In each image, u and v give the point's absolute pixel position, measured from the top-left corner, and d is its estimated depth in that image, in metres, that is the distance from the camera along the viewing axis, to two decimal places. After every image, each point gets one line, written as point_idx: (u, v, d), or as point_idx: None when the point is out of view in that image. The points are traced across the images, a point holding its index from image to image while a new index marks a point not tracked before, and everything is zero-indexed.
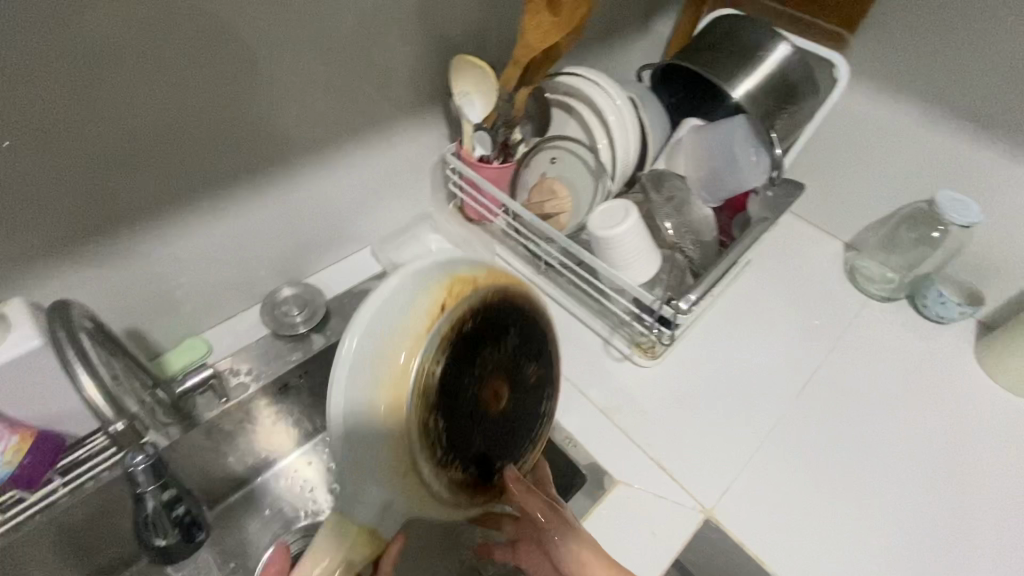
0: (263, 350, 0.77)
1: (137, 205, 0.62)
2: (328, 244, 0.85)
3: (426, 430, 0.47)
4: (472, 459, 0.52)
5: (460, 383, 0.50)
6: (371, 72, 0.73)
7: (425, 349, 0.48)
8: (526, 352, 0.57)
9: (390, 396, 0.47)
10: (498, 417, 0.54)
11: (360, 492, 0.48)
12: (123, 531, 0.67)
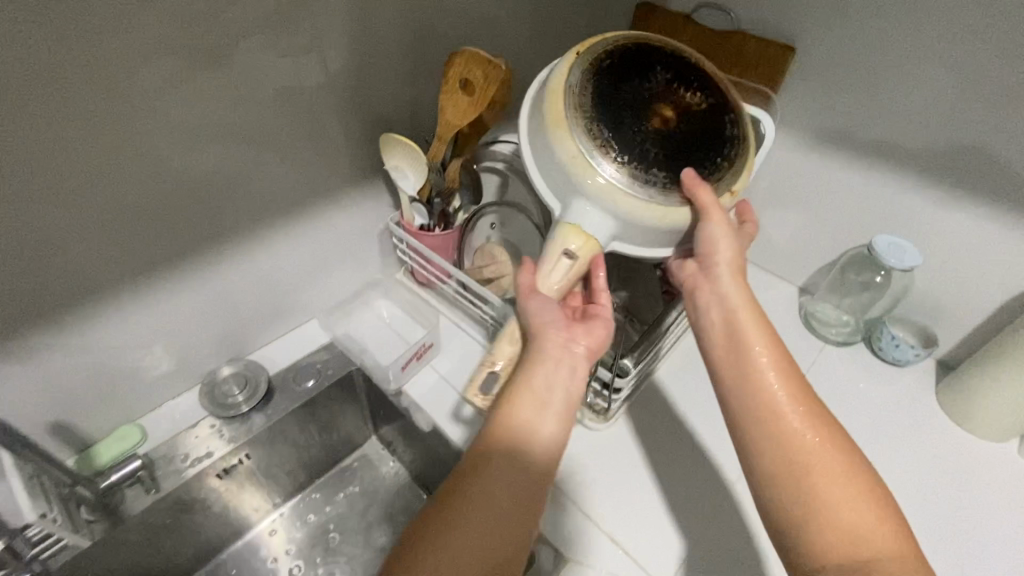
0: (201, 434, 0.75)
1: (56, 301, 0.61)
2: (273, 319, 0.85)
3: (605, 152, 0.59)
4: (673, 161, 0.61)
5: (616, 105, 0.61)
6: (305, 151, 0.74)
7: (577, 101, 0.61)
8: (681, 81, 0.63)
9: (555, 123, 0.60)
10: (678, 126, 0.61)
11: (571, 208, 0.61)
12: None
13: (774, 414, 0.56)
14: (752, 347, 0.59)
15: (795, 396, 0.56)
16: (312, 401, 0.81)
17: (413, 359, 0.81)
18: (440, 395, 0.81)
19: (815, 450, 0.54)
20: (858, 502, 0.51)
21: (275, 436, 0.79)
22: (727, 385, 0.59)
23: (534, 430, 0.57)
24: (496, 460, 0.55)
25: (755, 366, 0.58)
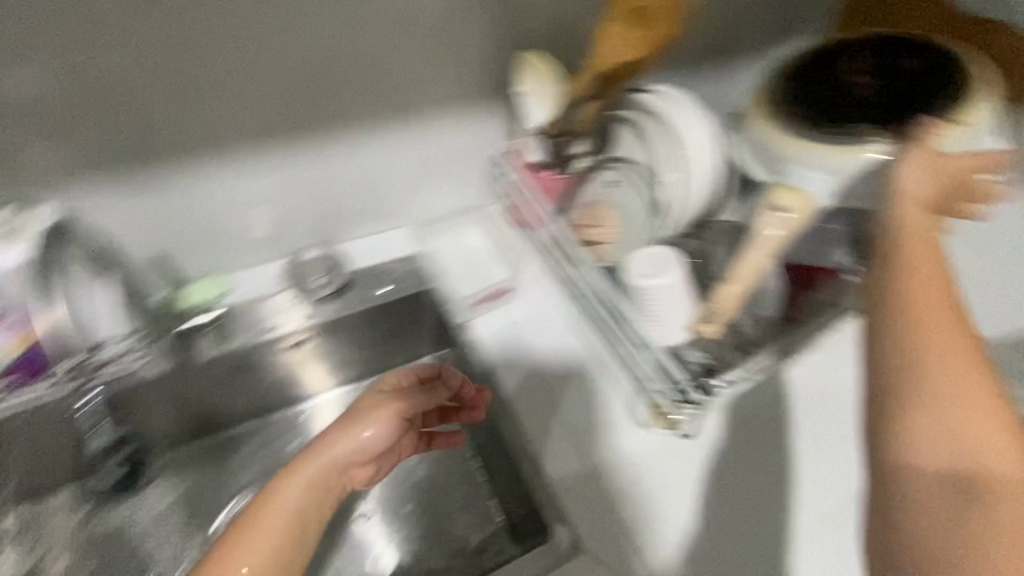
0: (274, 306, 0.77)
1: (180, 139, 0.64)
2: (366, 217, 0.83)
3: (809, 123, 0.62)
4: (898, 117, 0.60)
5: (810, 90, 0.65)
6: (445, 53, 0.69)
7: (770, 90, 0.66)
8: (884, 52, 0.66)
9: (750, 118, 0.67)
10: (892, 89, 0.63)
11: (788, 174, 0.63)
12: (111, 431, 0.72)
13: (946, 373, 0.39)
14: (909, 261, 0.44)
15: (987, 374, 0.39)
16: (380, 308, 0.80)
17: (489, 298, 0.80)
18: (504, 342, 0.78)
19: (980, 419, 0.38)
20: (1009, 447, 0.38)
21: (339, 332, 0.80)
22: (878, 345, 0.43)
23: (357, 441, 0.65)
24: (299, 492, 0.61)
25: (917, 338, 0.40)
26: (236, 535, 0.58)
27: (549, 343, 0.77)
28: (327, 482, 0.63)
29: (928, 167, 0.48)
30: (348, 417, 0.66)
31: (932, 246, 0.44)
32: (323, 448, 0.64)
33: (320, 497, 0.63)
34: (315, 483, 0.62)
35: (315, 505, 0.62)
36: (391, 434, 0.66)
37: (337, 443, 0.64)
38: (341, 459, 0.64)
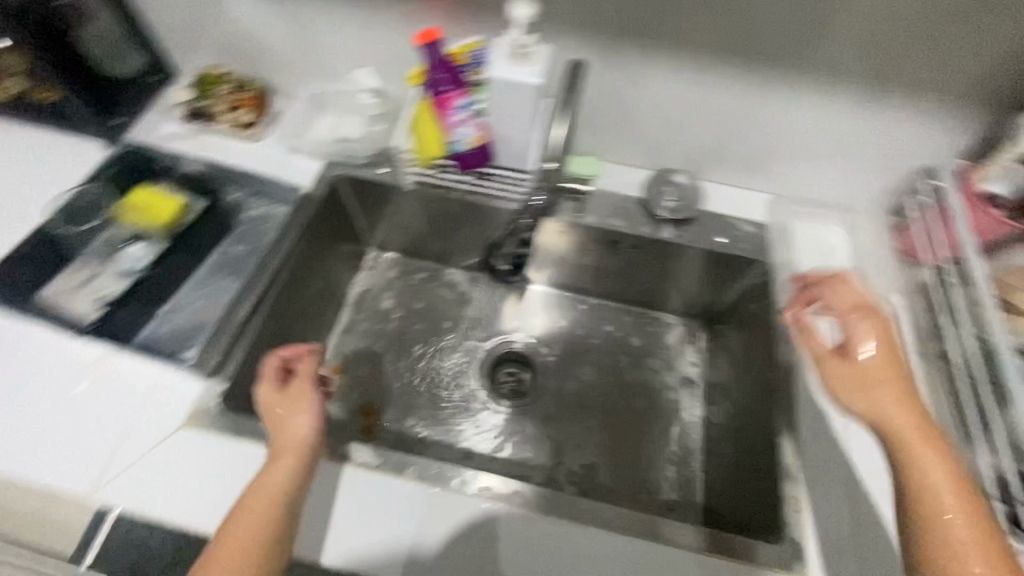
0: (625, 205, 0.83)
1: (672, 25, 0.65)
2: (745, 167, 0.81)
3: None
4: None
5: None
6: (978, 40, 0.60)
7: None
8: None
9: None
10: None
11: None
12: (462, 238, 0.89)
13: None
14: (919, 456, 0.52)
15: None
16: (712, 255, 0.80)
17: (830, 301, 0.73)
18: (818, 351, 0.72)
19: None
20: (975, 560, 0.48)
21: (654, 254, 0.84)
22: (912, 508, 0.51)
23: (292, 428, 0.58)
24: (271, 497, 0.53)
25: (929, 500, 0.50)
26: (222, 536, 0.52)
27: None
28: (297, 472, 0.55)
29: (905, 400, 0.54)
30: (269, 461, 0.56)
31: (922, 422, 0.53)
32: (268, 478, 0.54)
33: (286, 493, 0.54)
34: (288, 482, 0.54)
35: (281, 506, 0.53)
36: (320, 408, 0.60)
37: (291, 434, 0.57)
38: (292, 446, 0.57)
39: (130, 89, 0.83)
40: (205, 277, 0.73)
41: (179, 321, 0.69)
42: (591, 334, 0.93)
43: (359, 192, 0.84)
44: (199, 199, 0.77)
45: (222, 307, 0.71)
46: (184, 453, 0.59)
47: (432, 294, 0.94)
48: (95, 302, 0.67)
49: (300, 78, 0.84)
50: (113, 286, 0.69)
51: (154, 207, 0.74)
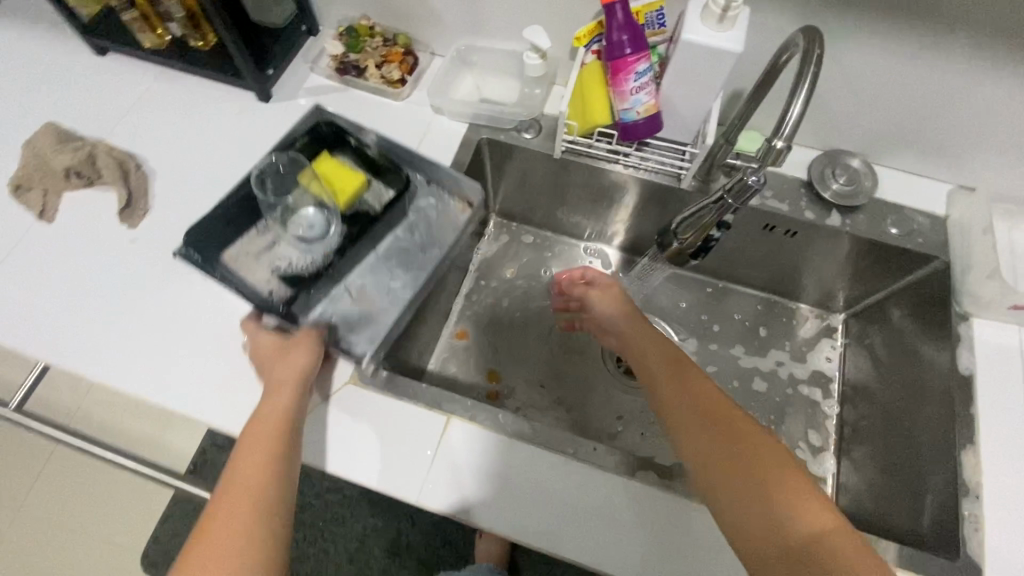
0: (787, 187, 0.77)
1: None
2: (930, 152, 0.73)
3: None
4: None
5: None
6: None
7: None
8: None
9: None
10: None
11: None
12: (594, 210, 0.86)
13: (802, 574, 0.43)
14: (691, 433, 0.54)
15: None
16: (880, 247, 0.74)
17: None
18: (1001, 362, 0.66)
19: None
20: (752, 506, 0.48)
21: (804, 242, 0.79)
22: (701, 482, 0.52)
23: (288, 361, 0.59)
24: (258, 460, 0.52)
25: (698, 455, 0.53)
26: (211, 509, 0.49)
27: None
28: (275, 444, 0.53)
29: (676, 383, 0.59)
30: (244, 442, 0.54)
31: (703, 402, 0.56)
32: (252, 443, 0.53)
33: (270, 463, 0.52)
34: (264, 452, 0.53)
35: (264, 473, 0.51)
36: (311, 359, 0.60)
37: (268, 412, 0.56)
38: (274, 415, 0.56)
39: (281, 39, 0.82)
40: (375, 263, 0.69)
41: (347, 307, 0.66)
42: (717, 316, 0.90)
43: (500, 156, 0.82)
44: (383, 183, 0.72)
45: (388, 300, 0.67)
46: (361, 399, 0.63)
47: (554, 264, 0.93)
48: (274, 275, 0.66)
49: (448, 36, 0.81)
50: (294, 259, 0.66)
51: (342, 183, 0.68)
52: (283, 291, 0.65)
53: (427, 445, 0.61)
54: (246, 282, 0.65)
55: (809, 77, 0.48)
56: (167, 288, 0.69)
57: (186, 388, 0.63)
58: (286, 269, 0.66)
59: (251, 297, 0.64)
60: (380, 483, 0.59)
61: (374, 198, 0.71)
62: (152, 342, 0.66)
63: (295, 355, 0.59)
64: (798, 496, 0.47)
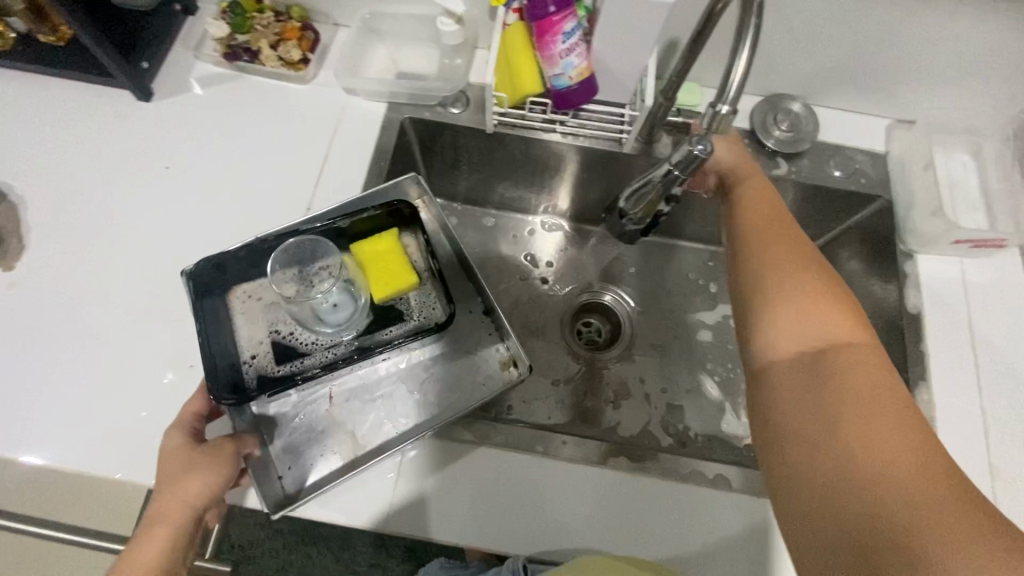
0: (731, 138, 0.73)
1: None
2: (869, 88, 0.72)
3: None
4: None
5: None
6: None
7: None
8: None
9: None
10: None
11: None
12: (539, 185, 0.82)
13: (819, 394, 0.44)
14: (758, 233, 0.55)
15: (868, 471, 0.39)
16: (828, 192, 0.73)
17: (970, 242, 0.66)
18: (947, 296, 0.67)
19: (880, 454, 0.39)
20: (805, 309, 0.48)
21: None
22: (750, 280, 0.53)
23: (190, 484, 0.50)
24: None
25: (760, 253, 0.54)
26: None
27: (997, 325, 0.66)
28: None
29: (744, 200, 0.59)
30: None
31: (768, 209, 0.57)
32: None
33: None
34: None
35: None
36: (222, 482, 0.51)
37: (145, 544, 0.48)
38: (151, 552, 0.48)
39: (152, 22, 0.70)
40: (371, 381, 0.64)
41: (318, 417, 0.61)
42: (671, 277, 0.89)
43: (427, 136, 0.75)
44: (438, 301, 0.62)
45: (366, 428, 0.61)
46: (312, 423, 0.61)
47: (503, 245, 0.88)
48: (268, 340, 0.60)
49: (350, 3, 0.71)
50: (300, 335, 0.60)
51: (387, 271, 0.60)
52: (265, 361, 0.59)
53: (387, 467, 0.58)
54: (234, 335, 0.59)
55: (750, 30, 0.43)
56: (62, 336, 0.60)
57: (103, 446, 0.56)
58: (283, 338, 0.60)
59: (227, 352, 0.58)
60: (341, 515, 0.56)
61: (416, 303, 0.63)
62: (54, 400, 0.58)
63: (202, 475, 0.50)
64: (801, 318, 0.48)
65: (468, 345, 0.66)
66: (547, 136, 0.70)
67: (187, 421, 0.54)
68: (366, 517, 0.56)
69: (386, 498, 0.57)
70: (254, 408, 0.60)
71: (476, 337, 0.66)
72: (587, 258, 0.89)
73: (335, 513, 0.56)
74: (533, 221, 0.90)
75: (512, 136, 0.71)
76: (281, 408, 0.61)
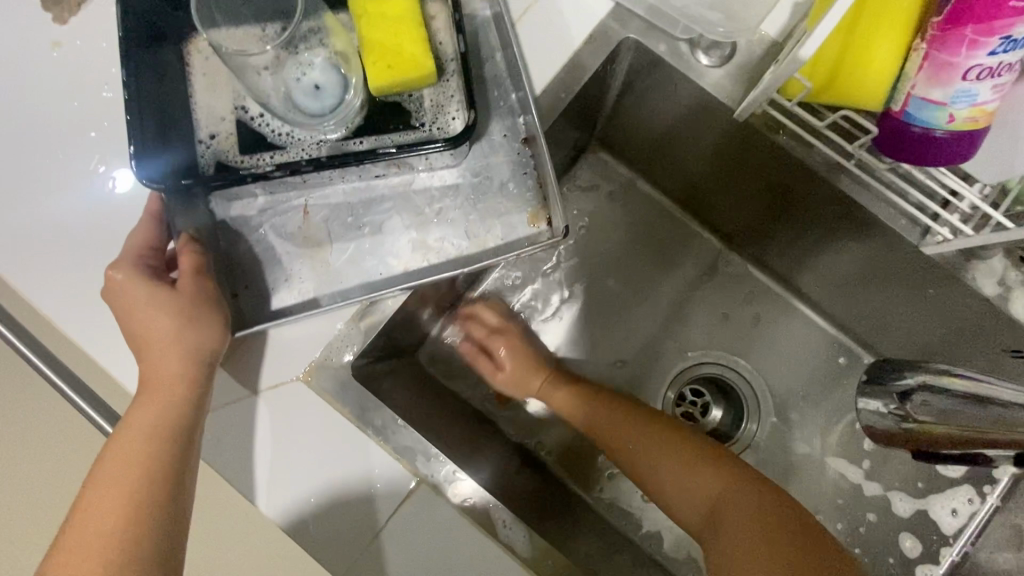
0: None
1: None
2: None
3: None
4: None
5: None
6: None
7: None
8: None
9: None
10: None
11: None
12: (752, 210, 0.60)
13: (629, 448, 0.56)
14: (695, 495, 0.53)
15: (682, 476, 0.53)
16: None
17: None
18: None
19: (672, 461, 0.54)
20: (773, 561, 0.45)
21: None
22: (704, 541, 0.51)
23: (160, 320, 0.36)
24: (114, 510, 0.32)
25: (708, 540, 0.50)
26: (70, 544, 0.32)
27: None
28: (143, 483, 0.33)
29: (624, 439, 0.56)
30: (98, 475, 0.33)
31: (698, 489, 0.52)
32: (108, 480, 0.33)
33: (145, 507, 0.33)
34: (129, 496, 0.33)
35: (130, 524, 0.32)
36: (206, 310, 0.37)
37: (132, 424, 0.34)
38: (138, 430, 0.34)
39: None
40: (364, 201, 0.44)
41: (285, 229, 0.44)
42: (834, 400, 0.66)
43: (642, 73, 0.50)
44: (459, 104, 0.42)
45: (343, 259, 0.44)
46: (287, 353, 0.44)
47: (664, 251, 0.69)
48: (233, 117, 0.44)
49: None
50: (270, 121, 0.43)
51: (391, 46, 0.41)
52: (226, 144, 0.43)
53: (372, 506, 0.43)
54: (191, 110, 0.44)
55: None
56: (87, 141, 0.46)
57: (74, 297, 0.44)
58: (249, 119, 0.43)
59: (180, 126, 0.43)
60: (293, 527, 0.43)
61: (429, 104, 0.43)
62: (47, 213, 0.45)
63: (179, 305, 0.36)
64: (608, 412, 0.59)
65: (493, 182, 0.44)
66: (821, 170, 0.46)
67: (138, 252, 0.38)
68: (280, 510, 0.43)
69: (354, 548, 0.43)
70: (212, 205, 0.44)
71: (498, 171, 0.44)
72: (744, 324, 0.68)
73: (288, 519, 0.43)
74: (718, 251, 0.69)
75: (769, 145, 0.47)
76: (245, 212, 0.44)
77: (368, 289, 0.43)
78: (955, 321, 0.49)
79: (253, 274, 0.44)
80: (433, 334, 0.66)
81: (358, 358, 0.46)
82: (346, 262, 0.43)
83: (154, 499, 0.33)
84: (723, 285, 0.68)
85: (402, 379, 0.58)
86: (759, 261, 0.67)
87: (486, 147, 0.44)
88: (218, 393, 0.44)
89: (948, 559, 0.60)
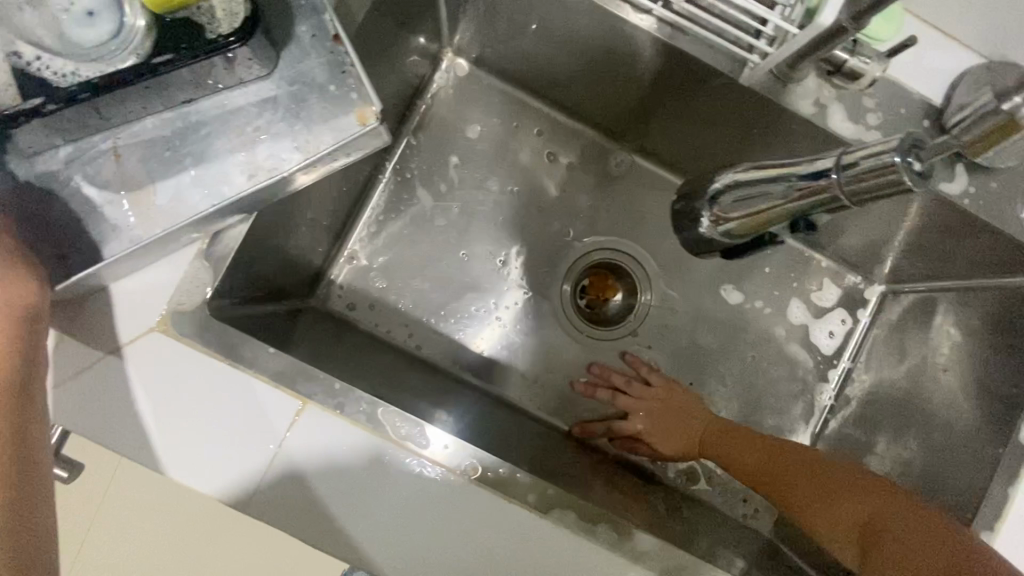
0: (910, 107, 0.47)
1: None
2: None
3: None
4: None
5: None
6: None
7: None
8: None
9: None
10: None
11: None
12: (609, 86, 0.60)
13: (761, 471, 0.54)
14: (737, 469, 0.56)
15: (830, 509, 0.49)
16: (982, 230, 0.52)
17: None
18: None
19: (806, 484, 0.51)
20: (811, 478, 0.51)
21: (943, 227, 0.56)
22: (763, 487, 0.54)
23: None
24: None
25: (781, 494, 0.52)
26: None
27: None
28: None
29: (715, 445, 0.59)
30: None
31: (737, 451, 0.57)
32: None
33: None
34: None
35: None
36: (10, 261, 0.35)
37: None
38: None
39: None
40: (179, 131, 0.42)
41: (99, 177, 0.41)
42: (717, 260, 0.69)
43: None
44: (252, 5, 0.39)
45: (168, 195, 0.41)
46: (135, 306, 0.42)
47: (541, 148, 0.69)
48: (4, 65, 0.37)
49: None
50: (49, 63, 0.38)
51: None
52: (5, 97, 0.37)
53: (262, 435, 0.43)
54: None
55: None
56: None
57: None
58: (23, 66, 0.37)
59: None
60: (184, 472, 0.42)
61: (221, 12, 0.38)
62: None
63: None
64: (733, 447, 0.57)
65: (310, 86, 0.42)
66: (636, 22, 0.48)
67: None
68: (161, 460, 0.42)
69: (249, 478, 0.42)
70: (10, 168, 0.40)
71: (315, 73, 0.42)
72: (629, 208, 0.70)
73: (183, 467, 0.42)
74: (592, 142, 0.70)
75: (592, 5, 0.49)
76: (51, 167, 0.41)
77: (199, 215, 0.40)
78: (794, 149, 0.51)
79: (74, 230, 0.40)
80: (324, 277, 0.66)
81: (215, 298, 0.44)
82: (172, 198, 0.41)
83: (13, 437, 0.32)
84: (602, 175, 0.70)
85: (293, 324, 0.57)
86: (631, 144, 0.69)
87: (296, 50, 0.42)
88: (71, 360, 0.41)
89: (836, 374, 0.68)
